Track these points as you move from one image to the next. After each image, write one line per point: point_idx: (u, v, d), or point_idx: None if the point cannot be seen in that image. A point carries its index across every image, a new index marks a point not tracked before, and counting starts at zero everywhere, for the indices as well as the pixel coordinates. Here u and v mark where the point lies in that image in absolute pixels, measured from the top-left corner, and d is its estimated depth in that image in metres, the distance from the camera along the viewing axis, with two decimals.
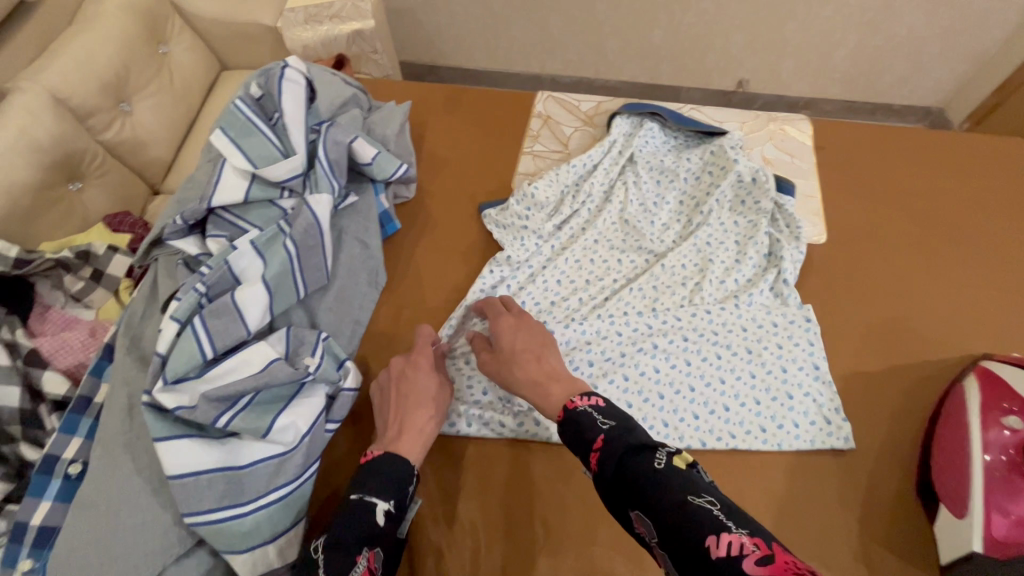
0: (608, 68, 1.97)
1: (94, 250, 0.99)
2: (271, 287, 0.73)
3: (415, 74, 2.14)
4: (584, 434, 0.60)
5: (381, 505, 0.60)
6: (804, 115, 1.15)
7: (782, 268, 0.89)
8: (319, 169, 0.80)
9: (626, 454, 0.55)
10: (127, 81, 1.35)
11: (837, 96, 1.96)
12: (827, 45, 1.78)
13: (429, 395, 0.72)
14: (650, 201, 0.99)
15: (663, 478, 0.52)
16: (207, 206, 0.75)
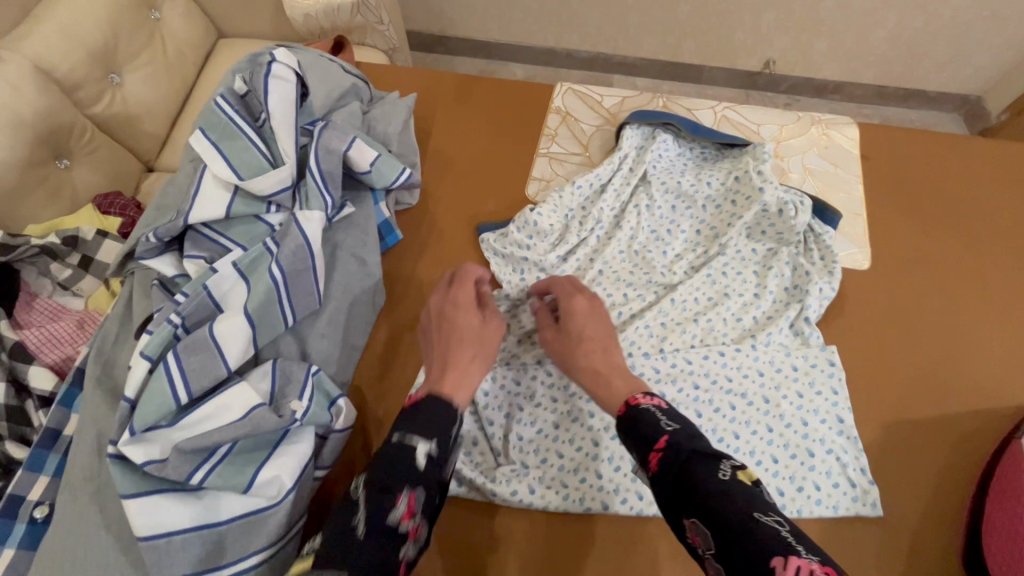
0: (628, 44, 1.82)
1: (81, 234, 0.97)
2: (253, 319, 0.65)
3: (422, 45, 1.99)
4: (646, 430, 0.59)
5: (423, 447, 0.55)
6: (849, 119, 1.04)
7: (807, 304, 0.81)
8: (311, 181, 0.71)
9: (690, 458, 0.54)
10: (117, 47, 1.23)
11: (869, 81, 1.82)
12: (865, 26, 1.63)
13: (478, 343, 0.68)
14: (663, 227, 0.91)
15: (726, 489, 0.50)
16: (184, 222, 0.67)
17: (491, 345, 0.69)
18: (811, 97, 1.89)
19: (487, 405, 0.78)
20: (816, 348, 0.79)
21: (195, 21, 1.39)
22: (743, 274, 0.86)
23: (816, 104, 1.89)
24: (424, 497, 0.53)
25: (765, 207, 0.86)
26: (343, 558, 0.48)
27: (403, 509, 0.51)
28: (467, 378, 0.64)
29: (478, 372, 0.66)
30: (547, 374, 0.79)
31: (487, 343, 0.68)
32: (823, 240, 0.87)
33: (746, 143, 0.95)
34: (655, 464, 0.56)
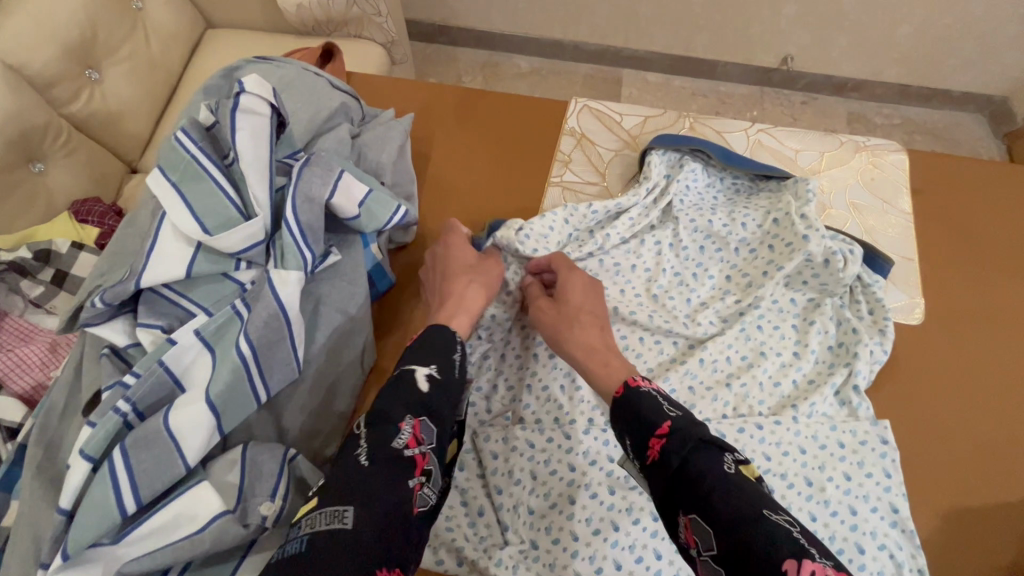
0: (638, 37, 1.66)
1: (55, 247, 0.87)
2: (217, 407, 0.55)
3: (424, 32, 1.80)
4: (646, 412, 0.52)
5: (421, 370, 0.57)
6: (899, 145, 0.93)
7: (856, 370, 0.71)
8: (286, 234, 0.60)
9: (696, 447, 0.48)
10: (94, 45, 1.05)
11: (890, 79, 1.65)
12: (890, 21, 1.48)
13: (479, 275, 0.73)
14: (688, 271, 0.81)
15: (735, 486, 0.45)
16: (135, 285, 0.56)
17: (490, 277, 0.73)
18: (829, 95, 1.72)
19: (495, 470, 0.70)
20: (866, 422, 0.69)
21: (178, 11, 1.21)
22: (781, 328, 0.76)
23: (834, 103, 1.72)
24: (430, 426, 0.53)
25: (808, 257, 0.76)
26: (350, 494, 0.45)
27: (408, 435, 0.51)
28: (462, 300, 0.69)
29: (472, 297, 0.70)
30: (562, 439, 0.69)
31: (481, 274, 0.73)
32: (872, 291, 0.77)
33: (786, 175, 0.85)
34: (655, 452, 0.50)
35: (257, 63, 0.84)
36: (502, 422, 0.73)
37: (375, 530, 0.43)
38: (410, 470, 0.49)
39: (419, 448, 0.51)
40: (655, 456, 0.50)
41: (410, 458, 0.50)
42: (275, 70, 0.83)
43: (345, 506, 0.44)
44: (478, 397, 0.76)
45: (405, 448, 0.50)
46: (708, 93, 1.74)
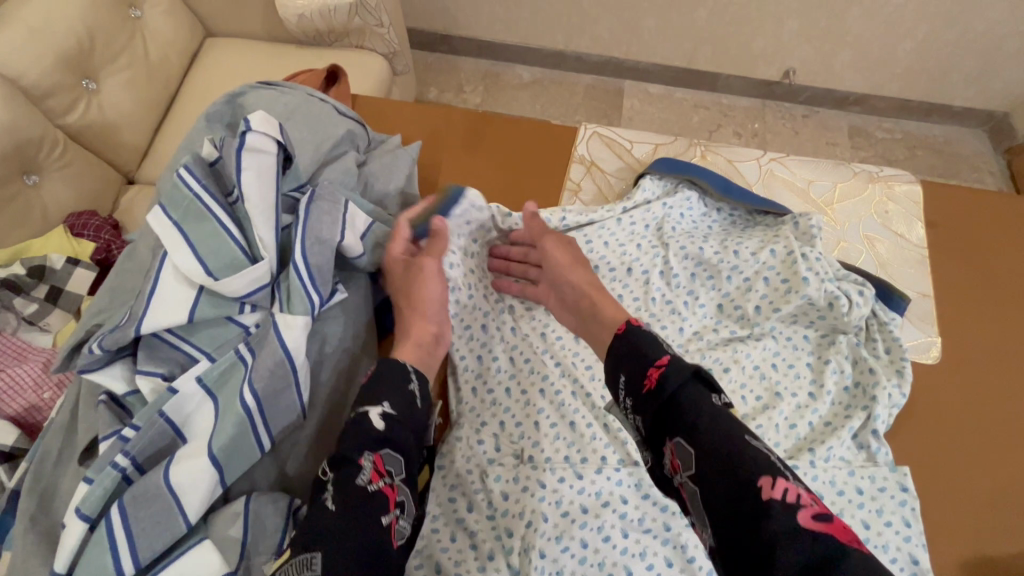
0: (641, 49, 1.65)
1: (50, 263, 0.87)
2: (219, 460, 0.52)
3: (425, 43, 1.79)
4: (647, 349, 0.55)
5: (374, 410, 0.56)
6: (912, 175, 0.92)
7: (874, 414, 0.70)
8: (293, 277, 0.58)
9: (691, 380, 0.51)
10: (92, 53, 1.02)
11: (893, 93, 1.63)
12: (891, 36, 1.47)
13: (422, 299, 0.69)
14: (679, 298, 0.78)
15: (722, 414, 0.49)
16: (135, 331, 0.54)
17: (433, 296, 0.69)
18: (830, 108, 1.71)
19: (506, 511, 0.65)
20: (884, 468, 0.68)
21: (179, 20, 1.19)
22: (796, 367, 0.74)
23: (834, 116, 1.71)
24: (392, 457, 0.54)
25: (810, 300, 0.74)
26: (320, 540, 0.46)
27: (370, 470, 0.52)
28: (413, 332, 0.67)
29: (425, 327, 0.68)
30: (574, 478, 0.66)
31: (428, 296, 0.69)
32: (888, 329, 0.76)
33: (783, 211, 0.83)
34: (652, 380, 0.52)
35: (260, 88, 0.83)
36: (512, 460, 0.68)
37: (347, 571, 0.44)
38: (379, 506, 0.50)
39: (384, 480, 0.53)
40: (652, 384, 0.52)
41: (376, 493, 0.51)
42: (279, 96, 0.81)
43: (313, 553, 0.45)
44: (484, 432, 0.70)
45: (369, 484, 0.51)
46: (710, 105, 1.72)
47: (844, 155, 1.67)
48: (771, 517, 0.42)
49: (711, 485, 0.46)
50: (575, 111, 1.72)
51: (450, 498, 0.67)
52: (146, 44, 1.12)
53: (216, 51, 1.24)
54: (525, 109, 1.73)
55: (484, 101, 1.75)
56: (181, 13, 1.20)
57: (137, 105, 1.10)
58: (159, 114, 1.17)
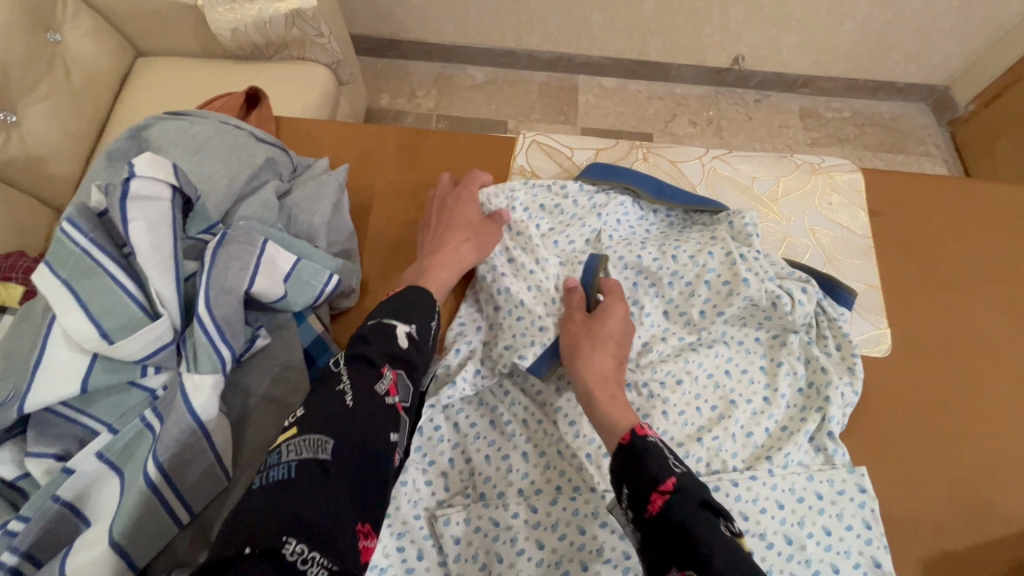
0: (592, 43, 1.62)
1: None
2: (123, 546, 0.47)
3: (373, 49, 1.72)
4: (652, 466, 0.53)
5: (401, 327, 0.61)
6: (853, 163, 0.92)
7: (829, 416, 0.68)
8: (198, 334, 0.53)
9: (695, 511, 0.49)
10: (7, 85, 0.93)
11: (839, 73, 1.65)
12: (833, 19, 1.48)
13: (483, 230, 0.77)
14: None
15: (732, 551, 0.46)
16: (20, 411, 0.49)
17: (487, 240, 0.77)
18: (781, 92, 1.72)
19: (458, 557, 0.61)
20: (842, 470, 0.67)
21: (103, 43, 1.10)
22: (749, 372, 0.72)
23: (786, 99, 1.72)
24: (405, 380, 0.59)
25: (751, 301, 0.71)
26: (332, 428, 0.51)
27: (388, 383, 0.57)
28: (455, 258, 0.74)
29: (467, 255, 0.74)
30: (528, 512, 0.63)
31: (482, 235, 0.77)
32: (838, 325, 0.74)
33: (718, 208, 0.80)
34: (656, 507, 0.50)
35: (168, 119, 0.76)
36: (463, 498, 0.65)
37: (348, 474, 0.49)
38: (390, 417, 0.55)
39: (397, 397, 0.57)
40: (655, 510, 0.50)
41: (389, 406, 0.55)
42: (189, 127, 0.75)
43: (325, 437, 0.50)
44: (432, 472, 0.67)
45: (386, 396, 0.56)
46: (664, 96, 1.71)
47: (798, 137, 1.68)
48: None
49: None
50: (531, 110, 1.69)
51: (398, 548, 0.62)
52: (69, 70, 1.04)
53: (143, 71, 1.16)
54: (480, 111, 1.69)
55: (438, 104, 1.69)
56: (105, 33, 1.11)
57: (63, 135, 1.01)
58: (89, 143, 1.08)
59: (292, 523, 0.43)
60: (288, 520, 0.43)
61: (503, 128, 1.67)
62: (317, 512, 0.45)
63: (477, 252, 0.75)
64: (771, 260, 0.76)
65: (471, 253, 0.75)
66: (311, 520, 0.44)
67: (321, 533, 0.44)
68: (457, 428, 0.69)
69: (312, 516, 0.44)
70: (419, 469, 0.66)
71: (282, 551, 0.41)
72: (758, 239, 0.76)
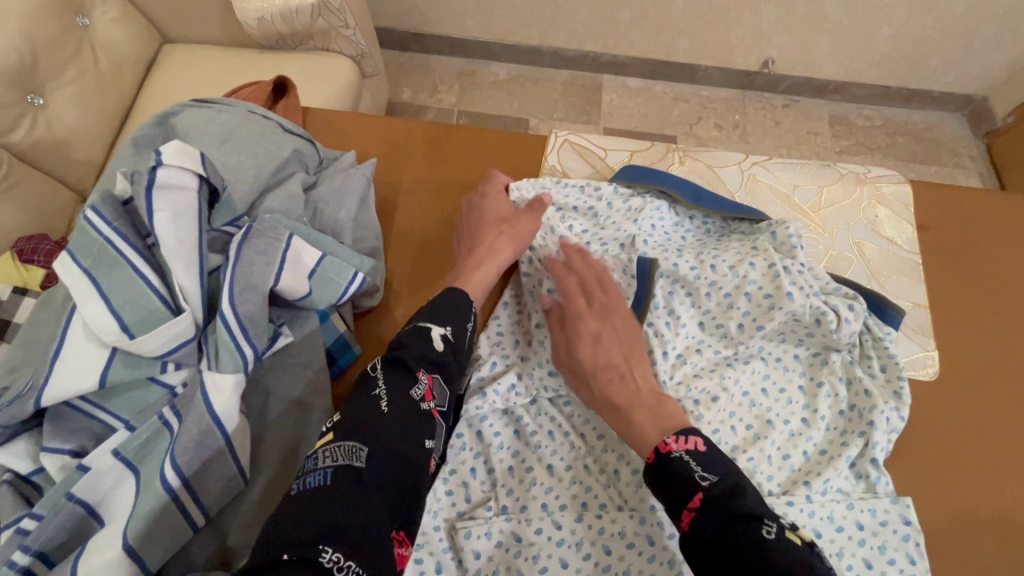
0: (618, 42, 1.58)
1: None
2: (135, 550, 0.45)
3: (395, 43, 1.69)
4: (678, 482, 0.51)
5: (437, 330, 0.59)
6: (898, 175, 0.88)
7: (873, 441, 0.65)
8: (220, 331, 0.51)
9: (730, 520, 0.47)
10: (35, 65, 0.92)
11: (873, 80, 1.59)
12: (870, 23, 1.43)
13: (516, 225, 0.75)
14: (660, 320, 0.70)
15: (774, 562, 0.45)
16: (37, 404, 0.47)
17: (523, 230, 0.74)
18: (811, 97, 1.67)
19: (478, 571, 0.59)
20: (886, 500, 0.63)
21: (131, 27, 1.09)
22: (788, 391, 0.68)
23: (815, 105, 1.67)
24: (442, 384, 0.57)
25: (793, 315, 0.67)
26: (366, 436, 0.49)
27: (424, 389, 0.55)
28: (491, 256, 0.72)
29: (505, 252, 0.72)
30: (553, 528, 0.60)
31: (513, 228, 0.74)
32: (883, 345, 0.70)
33: (760, 217, 0.77)
34: (687, 523, 0.49)
35: (196, 106, 0.75)
36: (485, 511, 0.62)
37: (385, 482, 0.47)
38: (426, 424, 0.53)
39: (432, 402, 0.56)
40: (688, 526, 0.49)
41: (424, 412, 0.54)
42: (217, 115, 0.73)
43: (359, 444, 0.49)
44: (453, 481, 0.64)
45: (421, 402, 0.54)
46: (690, 98, 1.67)
47: (827, 145, 1.62)
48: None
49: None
50: (553, 108, 1.65)
51: (416, 560, 0.59)
52: (97, 55, 1.03)
53: (170, 57, 1.15)
54: (501, 108, 1.66)
55: (460, 100, 1.67)
56: (133, 19, 1.10)
57: (90, 120, 1.00)
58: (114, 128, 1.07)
59: (329, 531, 0.42)
60: (324, 528, 0.42)
61: (524, 126, 1.64)
62: (355, 520, 0.44)
63: (515, 247, 0.73)
64: (815, 274, 0.72)
65: (510, 250, 0.73)
66: (345, 525, 0.43)
67: (363, 545, 0.43)
68: (479, 437, 0.67)
69: (345, 524, 0.43)
70: (441, 480, 0.64)
71: (319, 560, 0.40)
72: (802, 252, 0.72)
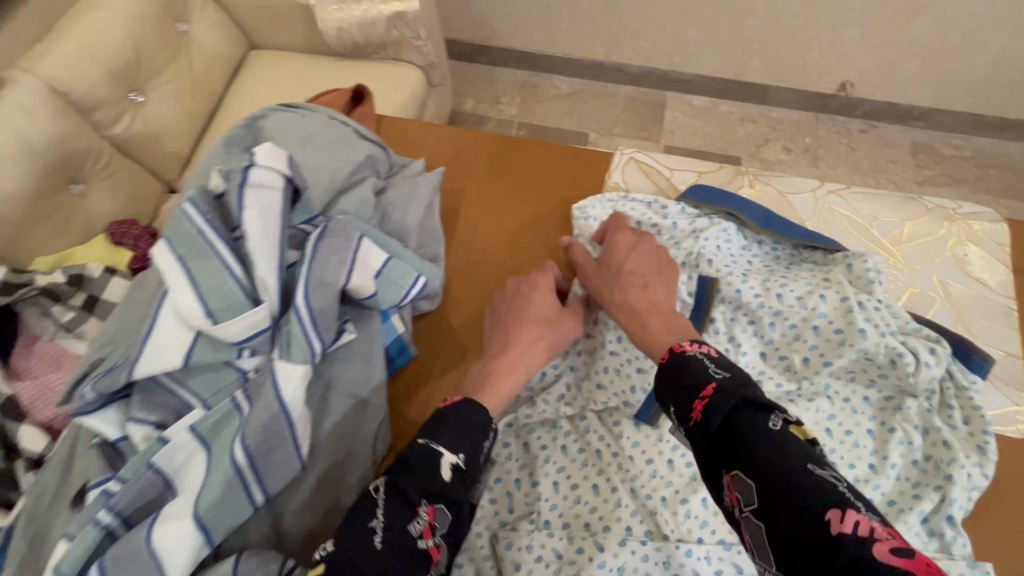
0: (686, 60, 1.56)
1: (87, 272, 0.77)
2: (204, 524, 0.48)
3: (461, 55, 1.74)
4: (690, 375, 0.48)
5: (447, 458, 0.52)
6: (992, 212, 0.81)
7: (950, 497, 0.60)
8: (293, 323, 0.54)
9: (740, 406, 0.43)
10: (139, 65, 1.01)
11: (964, 108, 1.49)
12: (966, 48, 1.35)
13: (556, 323, 0.67)
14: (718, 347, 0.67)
15: (781, 442, 0.40)
16: (129, 377, 0.51)
17: (563, 334, 0.66)
18: (891, 123, 1.57)
19: None
20: (962, 563, 0.58)
21: (223, 34, 1.18)
22: (855, 434, 0.64)
23: (898, 131, 1.57)
24: (446, 514, 0.51)
25: (865, 354, 0.64)
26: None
27: (423, 524, 0.49)
28: (523, 361, 0.63)
29: (537, 356, 0.64)
30: (596, 551, 0.59)
31: (556, 328, 0.66)
32: (967, 395, 0.65)
33: (834, 248, 0.74)
34: (697, 413, 0.45)
35: (282, 110, 0.79)
36: (527, 524, 0.62)
37: None
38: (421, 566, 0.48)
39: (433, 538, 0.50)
40: (697, 416, 0.45)
41: (421, 552, 0.48)
42: (300, 119, 0.77)
43: None
44: (498, 489, 0.65)
45: (418, 540, 0.49)
46: (758, 119, 1.62)
47: (907, 174, 1.53)
48: (841, 555, 0.34)
49: (779, 522, 0.38)
50: (614, 124, 1.65)
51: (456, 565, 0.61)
52: (191, 59, 1.11)
53: (254, 63, 1.23)
54: (561, 121, 1.67)
55: (520, 112, 1.69)
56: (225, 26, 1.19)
57: (178, 119, 1.08)
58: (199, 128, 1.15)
59: None
60: None
61: (582, 140, 1.64)
62: None
63: (547, 351, 0.65)
64: (892, 311, 0.68)
65: (542, 356, 0.64)
66: None
67: None
68: (525, 449, 0.67)
69: None
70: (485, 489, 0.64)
71: None
72: (880, 288, 0.69)
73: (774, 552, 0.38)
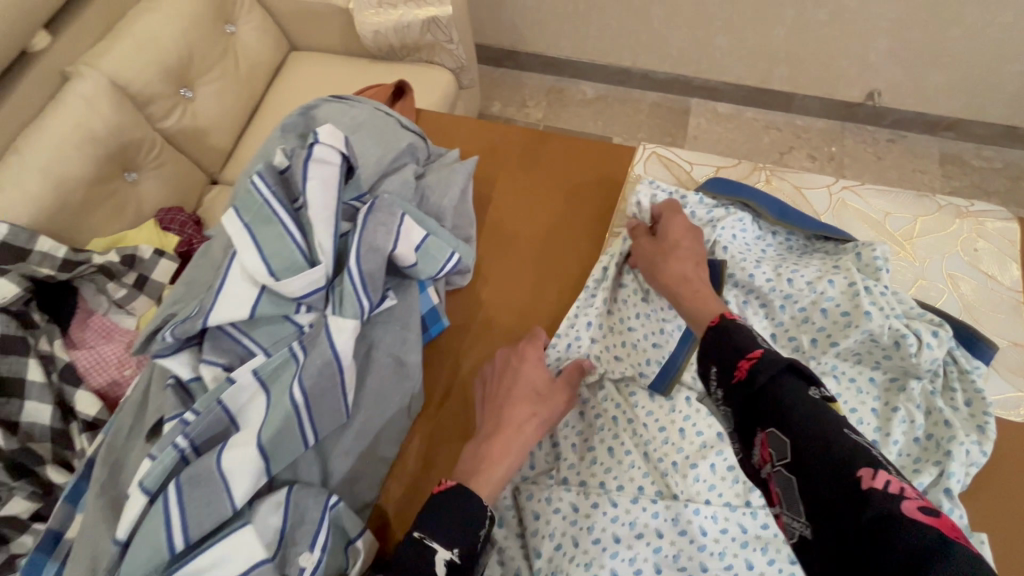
0: (711, 68, 1.61)
1: (139, 253, 0.88)
2: (266, 453, 0.55)
3: (491, 60, 1.81)
4: (738, 340, 0.51)
5: (442, 554, 0.54)
6: (1007, 212, 0.84)
7: (948, 471, 0.63)
8: (346, 283, 0.61)
9: (786, 372, 0.47)
10: (190, 64, 1.10)
11: (994, 118, 1.50)
12: (995, 59, 1.36)
13: (546, 399, 0.66)
14: None
15: (821, 408, 0.44)
16: (203, 324, 0.59)
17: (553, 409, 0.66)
18: (921, 133, 1.59)
19: (535, 531, 0.65)
20: None
21: (268, 36, 1.27)
22: (859, 412, 0.68)
23: (925, 141, 1.59)
24: None
25: (871, 335, 0.67)
26: None
27: None
28: (514, 445, 0.62)
29: (530, 435, 0.63)
30: (608, 505, 0.64)
31: (548, 403, 0.66)
32: (970, 378, 0.68)
33: (846, 238, 0.78)
34: (742, 371, 0.49)
35: (333, 101, 0.87)
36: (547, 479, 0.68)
37: None
38: None
39: None
40: (743, 374, 0.48)
41: None
42: (349, 110, 0.85)
43: None
44: None
45: None
46: (782, 127, 1.65)
47: (936, 184, 1.54)
48: (867, 508, 0.38)
49: (813, 476, 0.42)
50: (638, 128, 1.70)
51: None
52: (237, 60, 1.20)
53: (298, 64, 1.32)
54: (586, 125, 1.72)
55: (546, 115, 1.75)
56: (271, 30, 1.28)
57: (221, 114, 1.17)
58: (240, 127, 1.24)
59: None
60: None
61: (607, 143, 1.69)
62: None
63: (539, 425, 0.64)
64: (899, 298, 0.72)
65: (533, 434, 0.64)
66: None
67: None
68: None
69: None
70: None
71: None
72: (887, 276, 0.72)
73: (803, 501, 0.42)
